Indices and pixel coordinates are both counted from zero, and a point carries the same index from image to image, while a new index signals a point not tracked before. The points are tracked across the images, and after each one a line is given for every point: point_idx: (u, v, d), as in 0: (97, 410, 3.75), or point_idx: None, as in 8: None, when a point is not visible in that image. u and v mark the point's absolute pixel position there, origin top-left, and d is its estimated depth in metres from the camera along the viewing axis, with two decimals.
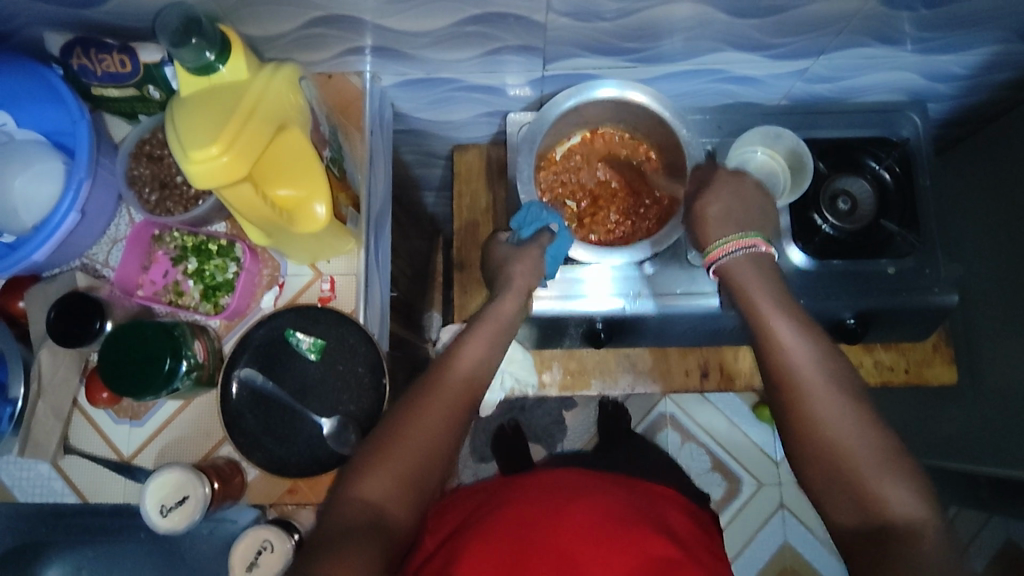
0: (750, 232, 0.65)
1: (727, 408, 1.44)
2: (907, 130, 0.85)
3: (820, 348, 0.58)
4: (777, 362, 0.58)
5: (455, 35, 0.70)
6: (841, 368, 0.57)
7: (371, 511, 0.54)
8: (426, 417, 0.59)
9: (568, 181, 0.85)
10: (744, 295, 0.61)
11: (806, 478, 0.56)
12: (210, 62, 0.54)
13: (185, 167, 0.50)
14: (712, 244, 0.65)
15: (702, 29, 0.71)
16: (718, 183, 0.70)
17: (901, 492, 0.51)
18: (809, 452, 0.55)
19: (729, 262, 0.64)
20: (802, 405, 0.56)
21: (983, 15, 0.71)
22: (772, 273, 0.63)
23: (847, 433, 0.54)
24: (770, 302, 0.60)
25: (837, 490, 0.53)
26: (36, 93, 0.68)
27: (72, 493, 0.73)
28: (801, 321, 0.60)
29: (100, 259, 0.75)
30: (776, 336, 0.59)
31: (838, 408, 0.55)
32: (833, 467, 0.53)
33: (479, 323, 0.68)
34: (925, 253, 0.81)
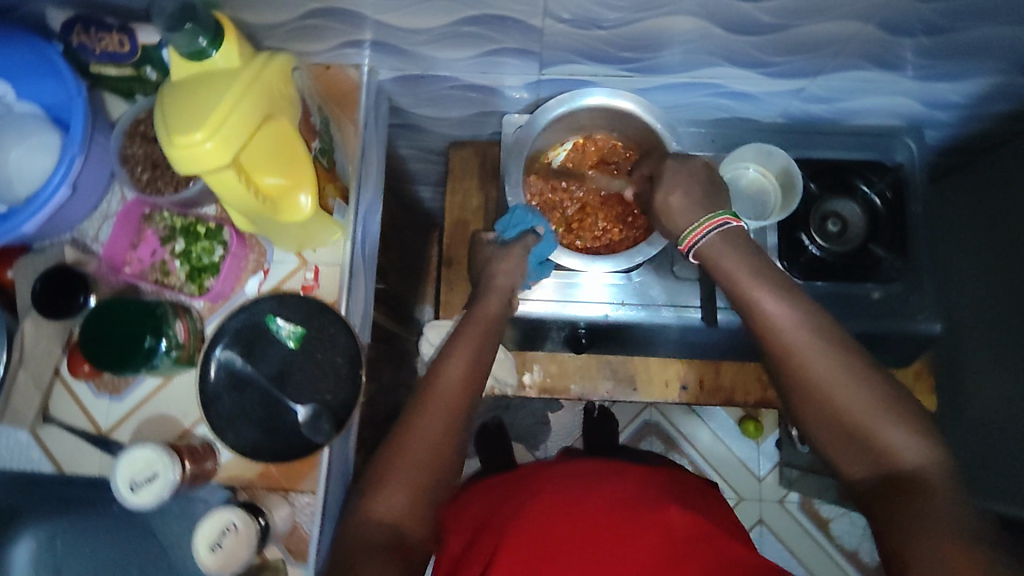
0: (719, 211, 0.68)
1: (712, 420, 1.45)
2: (902, 155, 0.84)
3: (807, 313, 0.61)
4: (771, 337, 0.61)
5: (452, 34, 0.71)
6: (830, 328, 0.60)
7: (390, 529, 0.59)
8: (423, 427, 0.63)
9: (558, 188, 0.85)
10: (730, 278, 0.64)
11: (815, 439, 0.60)
12: (203, 48, 0.54)
13: (167, 149, 0.51)
14: (688, 229, 0.68)
15: (699, 43, 0.71)
16: (671, 173, 0.71)
17: (901, 433, 0.56)
18: (815, 416, 0.59)
19: (705, 247, 0.67)
20: (802, 374, 0.59)
21: (981, 46, 0.71)
22: (749, 250, 0.66)
23: (847, 391, 0.58)
24: (749, 272, 0.64)
25: (848, 446, 0.58)
26: (35, 66, 0.69)
27: (49, 463, 0.74)
28: (784, 290, 0.63)
29: (91, 235, 0.76)
30: (767, 312, 0.62)
31: (836, 368, 0.58)
32: (842, 427, 0.58)
33: (468, 323, 0.71)
34: (912, 280, 0.81)
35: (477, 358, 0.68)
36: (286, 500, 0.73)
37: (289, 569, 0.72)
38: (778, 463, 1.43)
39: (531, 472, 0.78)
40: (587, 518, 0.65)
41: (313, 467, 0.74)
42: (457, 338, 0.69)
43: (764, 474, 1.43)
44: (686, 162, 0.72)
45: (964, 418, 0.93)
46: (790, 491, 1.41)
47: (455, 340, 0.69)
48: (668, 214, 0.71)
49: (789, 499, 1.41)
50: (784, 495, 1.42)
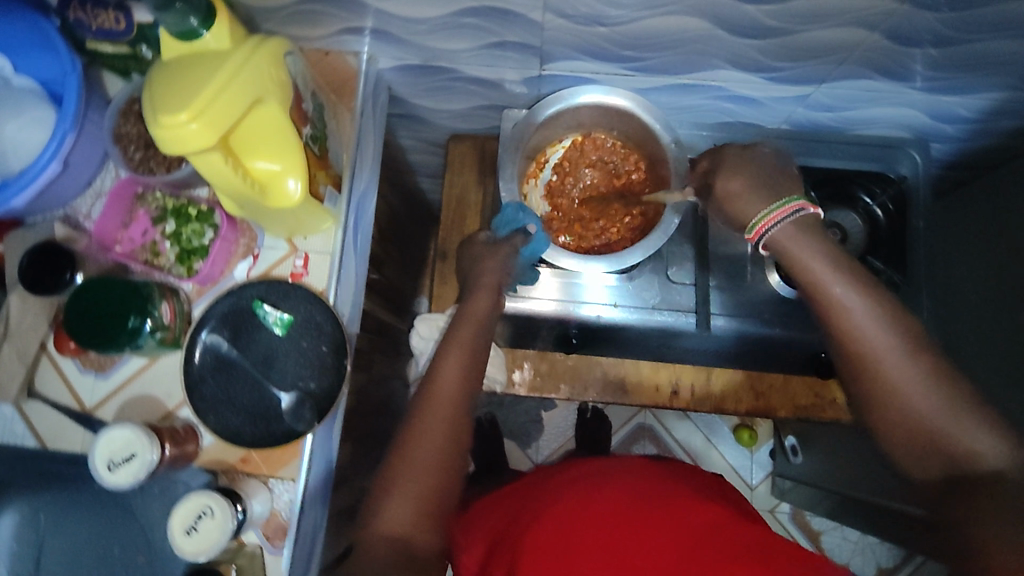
0: (792, 197, 0.61)
1: (706, 426, 1.44)
2: (906, 167, 0.84)
3: (887, 308, 0.58)
4: (849, 332, 0.58)
5: (452, 25, 0.70)
6: (907, 324, 0.58)
7: (401, 543, 0.59)
8: (425, 433, 0.64)
9: (557, 187, 0.85)
10: (807, 272, 0.60)
11: (887, 437, 0.59)
12: (193, 28, 0.54)
13: (153, 130, 0.51)
14: (757, 217, 0.61)
15: (702, 45, 0.70)
16: (733, 161, 0.65)
17: (981, 433, 0.54)
18: (890, 416, 0.58)
19: (775, 236, 0.61)
20: (876, 373, 0.58)
21: (991, 60, 0.69)
22: (827, 239, 0.61)
23: (922, 391, 0.56)
24: (827, 262, 0.59)
25: (925, 446, 0.57)
26: (32, 40, 0.69)
27: (32, 437, 0.74)
28: (861, 284, 0.59)
29: (83, 211, 0.76)
30: (846, 306, 0.58)
31: (911, 366, 0.57)
32: (919, 427, 0.56)
33: (457, 325, 0.71)
34: (910, 295, 0.80)
35: (469, 364, 0.68)
36: (265, 486, 0.73)
37: (265, 556, 0.72)
38: (770, 473, 1.42)
39: (545, 480, 0.78)
40: (613, 522, 0.64)
41: (295, 455, 0.74)
42: (447, 343, 0.69)
43: (756, 483, 1.42)
44: (750, 150, 0.65)
45: None
46: (781, 501, 1.40)
47: (446, 345, 0.69)
48: (732, 203, 0.64)
49: (779, 510, 1.41)
50: (775, 505, 1.41)
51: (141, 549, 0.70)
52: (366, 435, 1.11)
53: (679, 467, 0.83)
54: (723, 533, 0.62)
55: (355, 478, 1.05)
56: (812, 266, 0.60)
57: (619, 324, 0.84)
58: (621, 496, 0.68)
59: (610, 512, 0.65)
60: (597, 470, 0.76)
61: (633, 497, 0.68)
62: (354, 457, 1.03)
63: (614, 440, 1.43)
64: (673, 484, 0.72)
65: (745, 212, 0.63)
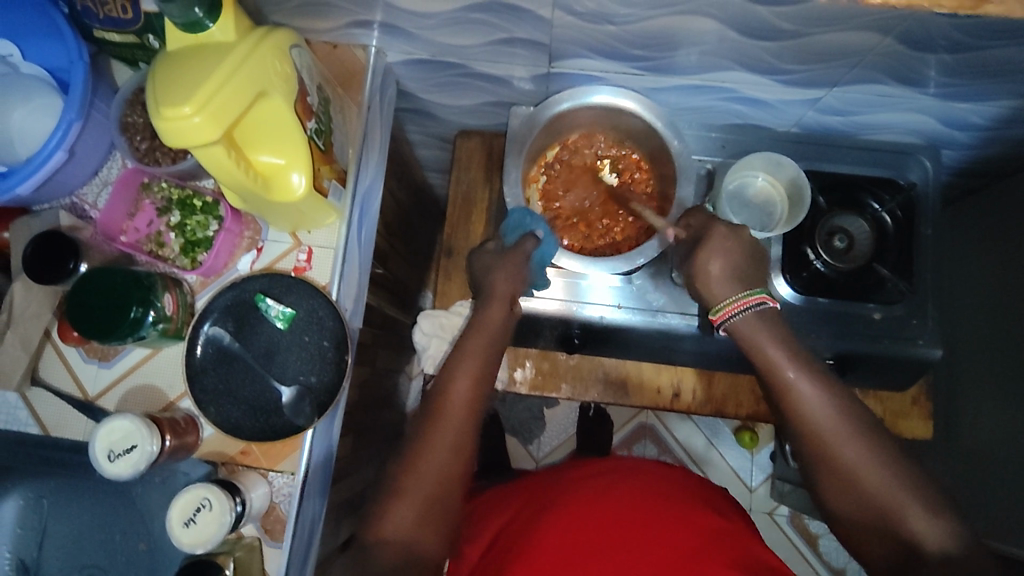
0: (755, 289, 0.64)
1: (708, 427, 1.43)
2: (916, 174, 0.83)
3: (837, 396, 0.61)
4: (802, 419, 0.61)
5: (460, 20, 0.69)
6: (855, 410, 0.60)
7: (403, 548, 0.61)
8: (434, 439, 0.64)
9: (552, 186, 0.83)
10: (763, 358, 0.63)
11: (835, 516, 0.61)
12: (198, 19, 0.54)
13: (158, 123, 0.51)
14: (718, 306, 0.65)
15: (715, 46, 0.69)
16: (717, 238, 0.65)
17: (929, 523, 0.56)
18: (843, 502, 0.59)
19: (737, 324, 0.64)
20: (826, 457, 0.60)
21: (1007, 68, 0.68)
22: (784, 328, 0.64)
23: (875, 475, 0.58)
24: (784, 353, 0.62)
25: (874, 534, 0.58)
26: (41, 28, 0.69)
27: (35, 424, 0.75)
28: (815, 370, 0.62)
29: (90, 200, 0.77)
30: (800, 395, 0.61)
31: (860, 451, 0.59)
32: (868, 511, 0.58)
33: (469, 336, 0.70)
34: (916, 303, 0.79)
35: (482, 374, 0.68)
36: (265, 479, 0.73)
37: (264, 548, 0.72)
38: (770, 475, 1.41)
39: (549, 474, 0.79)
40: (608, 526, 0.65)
41: (295, 448, 0.74)
42: (460, 350, 0.69)
43: (756, 485, 1.41)
44: (737, 232, 0.66)
45: (958, 446, 0.92)
46: (780, 503, 1.40)
47: (458, 355, 0.69)
48: (706, 281, 0.65)
49: (778, 512, 1.40)
50: (774, 507, 1.41)
51: (141, 537, 0.72)
52: (368, 427, 1.11)
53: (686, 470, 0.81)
54: (726, 546, 0.64)
55: (355, 470, 1.05)
56: (769, 355, 0.63)
57: (622, 325, 0.83)
58: (624, 494, 0.69)
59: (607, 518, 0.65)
60: (601, 467, 0.77)
61: (634, 495, 0.69)
62: (356, 449, 1.04)
63: (615, 439, 1.43)
64: (669, 484, 0.73)
65: (714, 292, 0.65)
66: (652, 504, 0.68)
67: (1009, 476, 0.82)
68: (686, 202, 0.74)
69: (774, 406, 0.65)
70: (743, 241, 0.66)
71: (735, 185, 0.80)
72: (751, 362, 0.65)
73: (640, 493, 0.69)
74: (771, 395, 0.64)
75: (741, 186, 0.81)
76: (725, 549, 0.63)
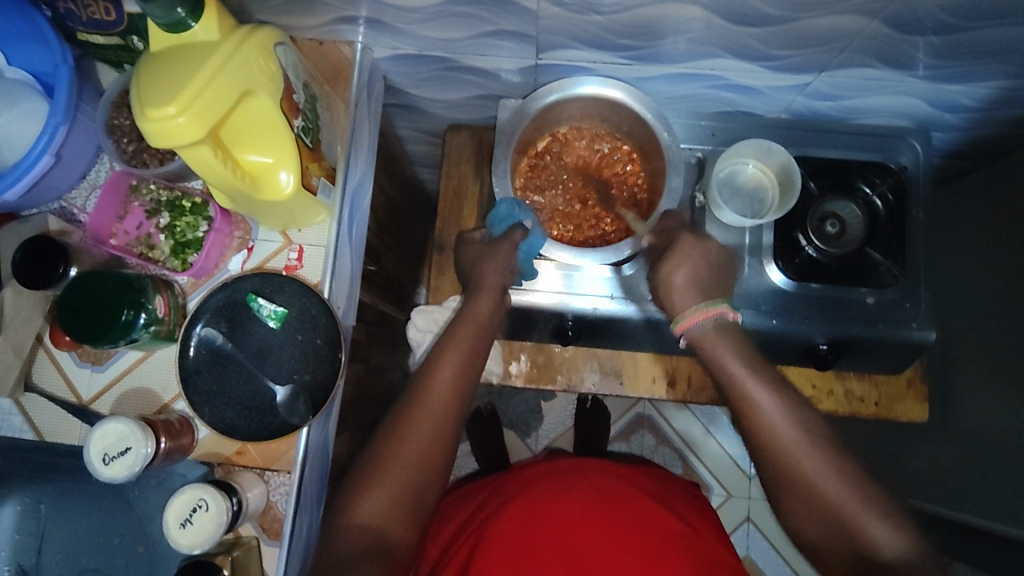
0: (715, 300, 0.68)
1: (706, 416, 1.44)
2: (906, 157, 0.83)
3: (797, 406, 0.63)
4: (761, 427, 0.63)
5: (446, 13, 0.69)
6: (813, 421, 0.63)
7: (371, 534, 0.61)
8: (414, 430, 0.64)
9: (535, 176, 0.83)
10: (723, 369, 0.65)
11: (797, 527, 0.62)
12: (181, 19, 0.54)
13: (143, 125, 0.51)
14: (681, 313, 0.68)
15: (702, 34, 0.68)
16: (682, 249, 0.71)
17: (885, 530, 0.58)
18: (805, 510, 0.61)
19: (697, 335, 0.67)
20: (785, 464, 0.62)
21: (995, 48, 0.68)
22: (742, 340, 0.67)
23: (833, 483, 0.60)
24: (743, 365, 0.65)
25: (836, 539, 0.60)
26: (24, 33, 0.68)
27: (30, 430, 0.75)
28: (772, 383, 0.64)
29: (78, 205, 0.76)
30: (758, 404, 0.63)
31: (819, 460, 0.61)
32: (830, 520, 0.60)
33: (457, 326, 0.71)
34: (908, 286, 0.79)
35: (466, 364, 0.68)
36: (261, 479, 0.73)
37: (262, 548, 0.72)
38: None
39: (525, 471, 0.83)
40: (581, 529, 0.70)
41: (290, 447, 0.74)
42: (448, 338, 0.70)
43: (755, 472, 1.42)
44: (701, 243, 0.72)
45: (954, 426, 0.92)
46: None
47: (444, 344, 0.69)
48: (669, 290, 0.70)
49: None
50: None
51: (140, 540, 0.72)
52: (366, 424, 1.11)
53: (657, 476, 0.87)
54: (689, 548, 0.70)
55: None
56: (728, 364, 0.65)
57: (615, 316, 0.82)
58: (585, 499, 0.74)
59: (581, 522, 0.71)
60: (576, 467, 0.82)
61: (596, 500, 0.74)
62: (353, 447, 1.04)
63: (613, 430, 1.43)
64: (631, 483, 0.79)
65: (679, 302, 0.69)
66: (621, 507, 0.73)
67: (1004, 457, 0.82)
68: (677, 192, 0.74)
69: (734, 418, 0.67)
70: (709, 252, 0.72)
71: (724, 174, 0.81)
72: (711, 374, 0.67)
73: (608, 493, 0.75)
74: (731, 406, 0.66)
75: (731, 175, 0.81)
76: (687, 553, 0.69)
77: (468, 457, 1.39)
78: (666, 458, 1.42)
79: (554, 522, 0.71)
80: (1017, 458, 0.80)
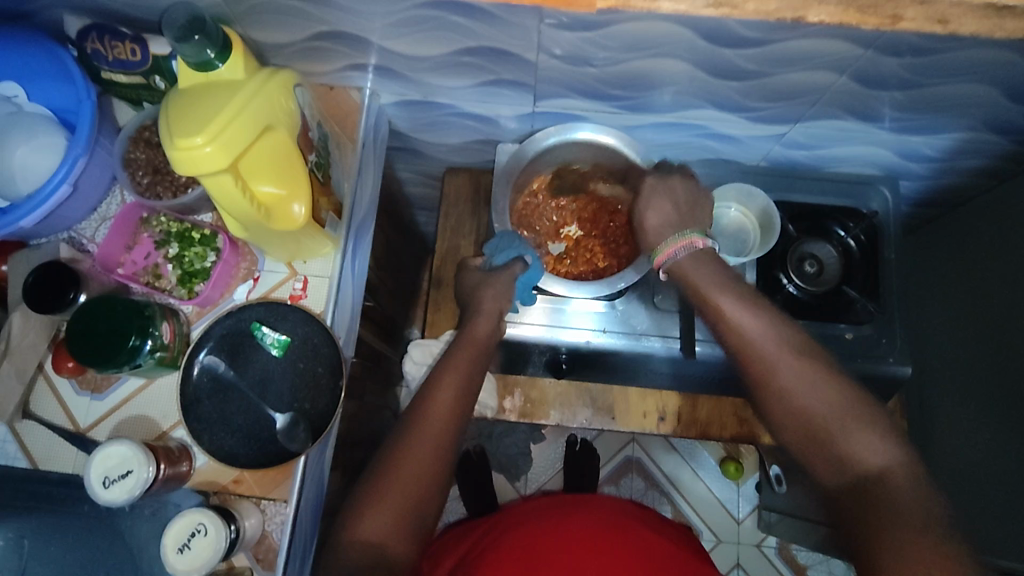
0: (690, 231, 0.70)
1: (694, 459, 1.45)
2: (877, 203, 0.89)
3: (774, 323, 0.64)
4: (741, 345, 0.64)
5: (452, 63, 0.74)
6: (791, 333, 0.64)
7: (374, 551, 0.61)
8: (414, 447, 0.66)
9: (529, 214, 0.88)
10: (703, 293, 0.66)
11: (786, 439, 0.64)
12: (209, 59, 0.58)
13: (171, 153, 0.54)
14: (659, 246, 0.70)
15: (686, 86, 0.74)
16: None
17: (872, 442, 0.59)
18: (791, 424, 0.62)
19: (677, 263, 0.69)
20: (769, 380, 0.63)
21: (953, 103, 0.74)
22: (718, 265, 0.68)
23: (817, 397, 0.61)
24: (719, 287, 0.66)
25: (824, 451, 0.61)
26: (48, 70, 0.72)
27: (24, 458, 0.74)
28: (752, 302, 0.65)
29: (87, 235, 0.78)
30: (739, 325, 0.64)
31: (798, 373, 0.62)
32: (812, 431, 0.61)
33: (458, 348, 0.74)
34: (883, 322, 0.83)
35: (467, 384, 0.71)
36: (257, 507, 0.73)
37: None
38: (757, 507, 1.42)
39: (513, 509, 0.84)
40: (576, 554, 0.71)
41: (288, 477, 0.74)
42: (447, 361, 0.73)
43: (743, 516, 1.42)
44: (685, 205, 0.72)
45: (937, 464, 0.95)
46: (768, 535, 1.40)
47: (443, 366, 0.72)
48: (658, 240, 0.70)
49: (766, 544, 1.41)
50: (761, 539, 1.41)
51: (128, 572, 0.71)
52: (358, 462, 1.11)
53: (650, 513, 0.88)
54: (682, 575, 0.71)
55: None
56: (704, 289, 0.66)
57: (606, 349, 0.85)
58: (581, 529, 0.75)
59: (577, 549, 0.72)
60: (568, 501, 0.84)
61: (592, 529, 0.76)
62: (345, 485, 1.03)
63: (602, 472, 1.43)
64: (626, 515, 0.81)
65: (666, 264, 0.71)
66: (615, 537, 0.75)
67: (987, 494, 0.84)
68: None
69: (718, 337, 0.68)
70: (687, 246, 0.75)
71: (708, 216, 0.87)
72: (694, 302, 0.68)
73: (600, 524, 0.77)
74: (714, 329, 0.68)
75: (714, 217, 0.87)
76: None
77: (456, 501, 1.38)
78: (655, 501, 1.42)
79: (551, 550, 0.72)
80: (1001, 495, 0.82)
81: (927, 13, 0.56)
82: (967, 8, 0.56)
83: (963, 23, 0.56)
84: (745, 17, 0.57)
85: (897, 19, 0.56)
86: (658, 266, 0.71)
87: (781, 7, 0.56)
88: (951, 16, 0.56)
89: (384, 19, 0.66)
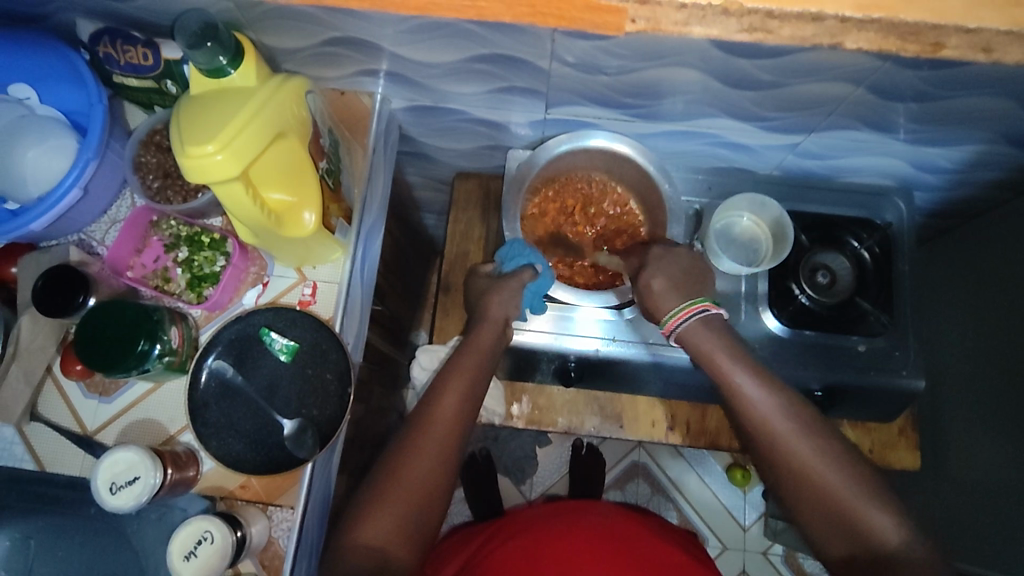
0: (696, 299, 0.73)
1: (701, 465, 1.44)
2: (891, 215, 0.88)
3: (780, 397, 0.68)
4: (750, 417, 0.68)
5: (465, 70, 0.73)
6: (798, 407, 0.68)
7: (376, 555, 0.61)
8: (419, 453, 0.65)
9: (542, 214, 0.87)
10: (711, 364, 0.70)
11: (802, 519, 0.66)
12: (221, 66, 0.58)
13: (182, 161, 0.54)
14: (664, 318, 0.73)
15: (700, 95, 0.73)
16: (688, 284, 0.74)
17: (884, 519, 0.62)
18: (809, 502, 0.64)
19: (683, 331, 0.72)
20: (784, 455, 0.66)
21: (970, 116, 0.73)
22: (725, 334, 0.72)
23: (830, 473, 0.64)
24: (728, 360, 0.70)
25: (838, 530, 0.63)
26: (60, 73, 0.72)
27: (30, 460, 0.74)
28: (762, 377, 0.69)
29: (97, 238, 0.79)
30: (744, 395, 0.68)
31: (809, 447, 0.65)
32: (826, 507, 0.64)
33: (462, 354, 0.73)
34: (897, 335, 0.82)
35: (471, 390, 0.70)
36: (264, 514, 0.73)
37: None
38: (763, 514, 1.41)
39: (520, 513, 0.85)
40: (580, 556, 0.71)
41: (294, 483, 0.74)
42: (451, 368, 0.72)
43: (749, 523, 1.41)
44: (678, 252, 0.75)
45: (949, 477, 0.94)
46: (774, 542, 1.40)
47: (449, 372, 0.71)
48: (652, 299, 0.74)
49: (773, 551, 1.40)
50: (767, 546, 1.40)
51: None
52: (364, 466, 1.11)
53: (653, 519, 0.88)
54: None
55: None
56: (715, 359, 0.70)
57: (615, 357, 0.83)
58: (586, 532, 0.75)
59: (580, 550, 0.72)
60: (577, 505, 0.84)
61: (595, 533, 0.76)
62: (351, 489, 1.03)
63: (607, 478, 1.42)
64: (630, 520, 0.81)
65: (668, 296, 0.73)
66: (620, 542, 0.75)
67: (1001, 510, 0.83)
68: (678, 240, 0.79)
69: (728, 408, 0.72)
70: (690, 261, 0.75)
71: (721, 225, 0.85)
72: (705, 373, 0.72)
73: (605, 529, 0.77)
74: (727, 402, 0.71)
75: (727, 225, 0.86)
76: None
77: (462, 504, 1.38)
78: (660, 507, 1.41)
79: (555, 552, 0.72)
80: (1014, 511, 0.81)
81: (972, 40, 0.55)
82: (1014, 37, 0.54)
83: (1009, 51, 0.56)
84: (779, 42, 0.57)
85: (939, 47, 0.56)
86: (666, 335, 0.74)
87: (817, 33, 0.56)
88: (996, 44, 0.55)
89: (397, 26, 0.66)
